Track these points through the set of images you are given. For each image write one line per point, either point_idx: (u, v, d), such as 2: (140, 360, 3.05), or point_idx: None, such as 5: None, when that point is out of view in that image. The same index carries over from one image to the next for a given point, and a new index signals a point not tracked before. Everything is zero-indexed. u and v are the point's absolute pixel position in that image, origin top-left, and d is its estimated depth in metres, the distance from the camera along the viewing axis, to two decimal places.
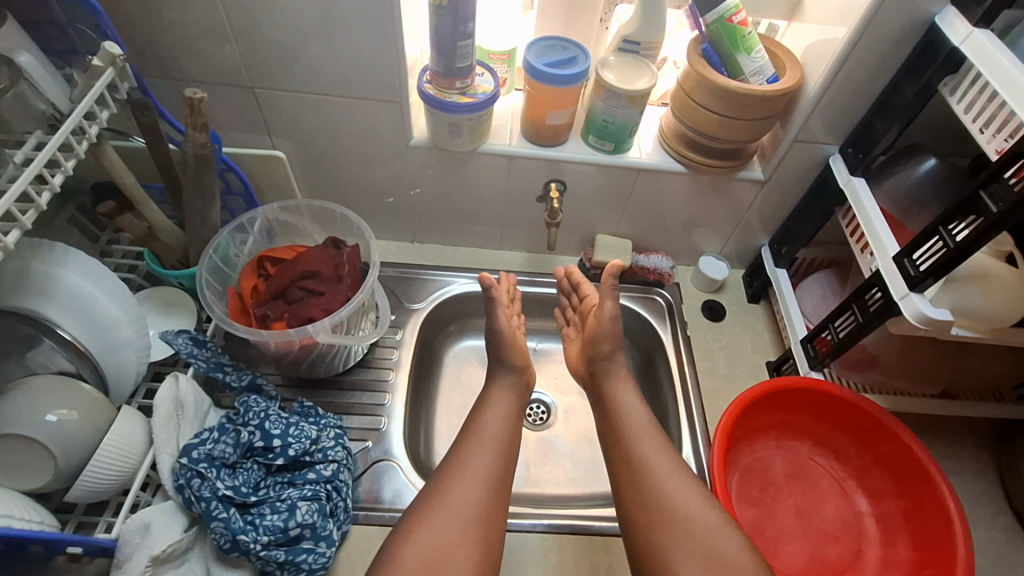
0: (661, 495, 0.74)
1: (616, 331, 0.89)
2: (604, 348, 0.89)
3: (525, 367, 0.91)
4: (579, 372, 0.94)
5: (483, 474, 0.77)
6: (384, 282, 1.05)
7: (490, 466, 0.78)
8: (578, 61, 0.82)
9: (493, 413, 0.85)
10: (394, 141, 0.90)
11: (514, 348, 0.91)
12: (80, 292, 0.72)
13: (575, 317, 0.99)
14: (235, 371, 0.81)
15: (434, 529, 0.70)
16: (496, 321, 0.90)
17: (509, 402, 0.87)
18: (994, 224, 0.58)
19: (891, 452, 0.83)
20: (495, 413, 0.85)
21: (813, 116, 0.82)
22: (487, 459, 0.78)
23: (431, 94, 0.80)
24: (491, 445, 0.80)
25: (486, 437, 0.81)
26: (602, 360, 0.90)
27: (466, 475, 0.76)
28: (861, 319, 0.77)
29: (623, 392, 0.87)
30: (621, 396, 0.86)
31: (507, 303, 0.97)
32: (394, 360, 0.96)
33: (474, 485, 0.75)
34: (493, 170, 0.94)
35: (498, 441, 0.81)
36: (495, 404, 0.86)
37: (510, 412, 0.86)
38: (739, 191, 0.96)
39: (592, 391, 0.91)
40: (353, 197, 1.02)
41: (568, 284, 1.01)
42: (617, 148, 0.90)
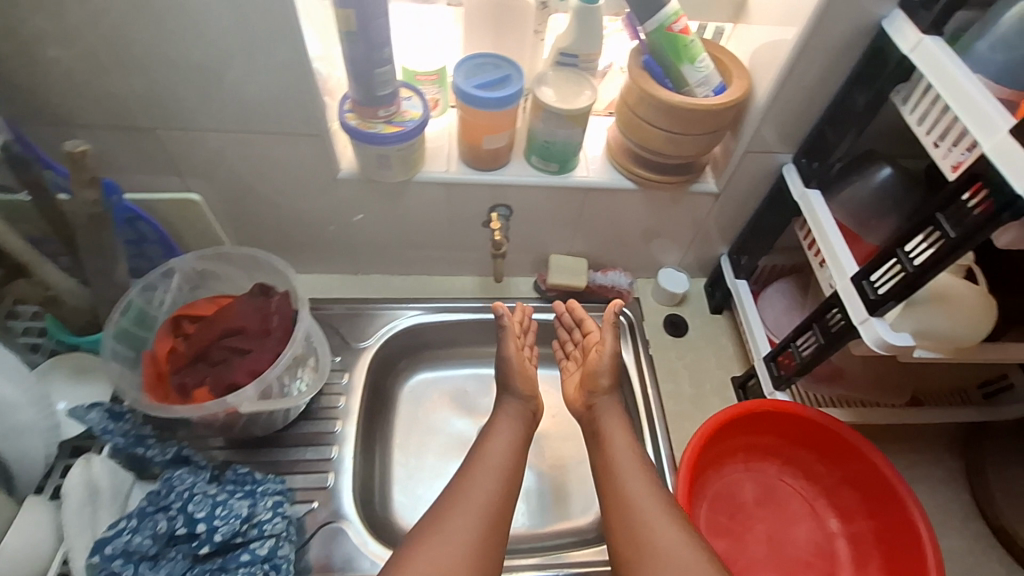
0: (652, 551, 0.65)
1: (615, 368, 0.85)
2: (603, 382, 0.84)
3: (533, 395, 0.86)
4: (574, 403, 0.88)
5: (482, 503, 0.70)
6: (328, 320, 0.98)
7: (490, 498, 0.71)
8: (512, 81, 0.75)
9: (495, 447, 0.78)
10: (320, 175, 0.82)
11: (523, 379, 0.86)
12: None
13: (573, 356, 0.93)
14: (157, 445, 0.74)
15: (432, 556, 0.64)
16: (507, 348, 0.85)
17: (513, 434, 0.81)
18: (951, 250, 0.54)
19: (860, 472, 0.80)
20: (495, 448, 0.78)
21: (763, 125, 0.78)
22: (486, 490, 0.72)
23: (352, 125, 0.74)
24: (491, 475, 0.74)
25: (484, 470, 0.75)
26: (600, 397, 0.84)
27: (467, 503, 0.70)
28: (823, 340, 0.74)
29: (618, 432, 0.79)
30: (615, 440, 0.79)
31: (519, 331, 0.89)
32: (340, 408, 0.90)
33: (473, 513, 0.69)
34: (433, 197, 0.87)
35: (499, 472, 0.75)
36: (497, 438, 0.80)
37: (504, 446, 0.79)
38: (694, 204, 0.92)
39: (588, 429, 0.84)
40: (285, 232, 0.94)
41: (569, 319, 0.95)
42: (563, 167, 0.85)
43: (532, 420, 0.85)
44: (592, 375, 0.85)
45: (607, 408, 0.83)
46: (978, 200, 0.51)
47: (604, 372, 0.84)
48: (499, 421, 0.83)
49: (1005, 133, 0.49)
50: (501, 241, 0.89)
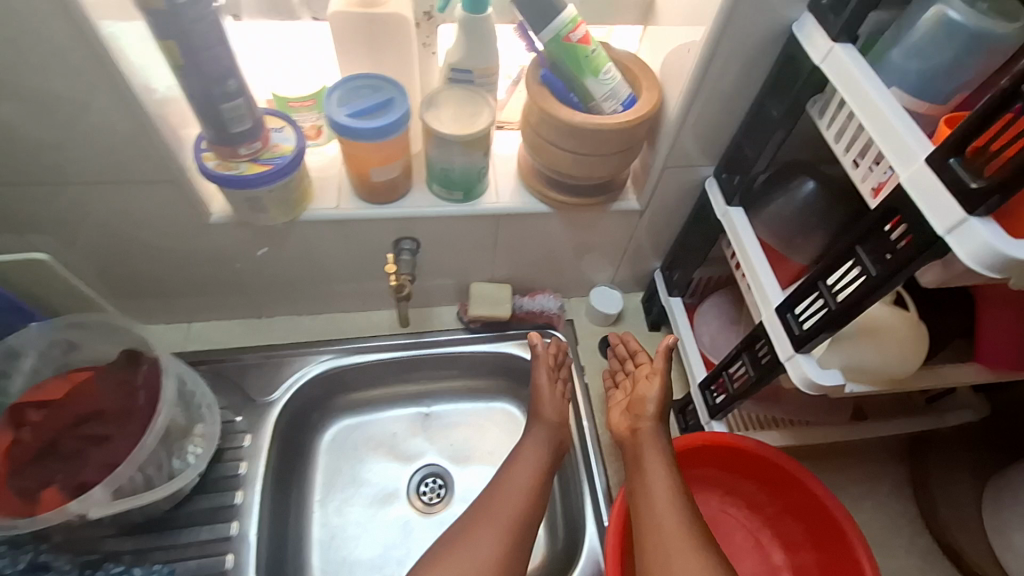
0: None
1: (663, 399, 0.76)
2: (651, 409, 0.75)
3: (563, 423, 0.82)
4: (619, 434, 0.78)
5: (505, 526, 0.71)
6: (228, 373, 0.87)
7: (514, 515, 0.72)
8: (395, 105, 0.66)
9: (522, 467, 0.77)
10: (189, 221, 0.72)
11: (552, 407, 0.81)
12: None
13: (620, 389, 0.84)
14: (7, 555, 0.67)
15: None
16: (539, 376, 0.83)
17: (543, 452, 0.78)
18: (874, 288, 0.48)
19: (804, 505, 0.75)
20: (523, 468, 0.77)
21: (679, 139, 0.71)
22: (512, 506, 0.73)
23: (209, 168, 0.63)
24: (519, 491, 0.75)
25: (507, 496, 0.74)
26: (644, 425, 0.74)
27: (492, 516, 0.72)
28: (753, 372, 0.68)
29: (654, 462, 0.70)
30: (654, 464, 0.70)
31: (550, 361, 0.85)
32: (242, 475, 0.80)
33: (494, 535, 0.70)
34: (327, 235, 0.78)
35: (528, 489, 0.75)
36: (527, 458, 0.78)
37: (528, 464, 0.77)
38: (618, 222, 0.85)
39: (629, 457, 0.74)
40: (166, 281, 0.83)
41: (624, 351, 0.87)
42: (468, 195, 0.76)
43: (559, 447, 0.80)
44: (638, 399, 0.77)
45: (649, 435, 0.73)
46: (900, 233, 0.45)
47: (649, 400, 0.76)
48: (530, 441, 0.80)
49: (922, 161, 0.43)
50: (399, 282, 0.79)
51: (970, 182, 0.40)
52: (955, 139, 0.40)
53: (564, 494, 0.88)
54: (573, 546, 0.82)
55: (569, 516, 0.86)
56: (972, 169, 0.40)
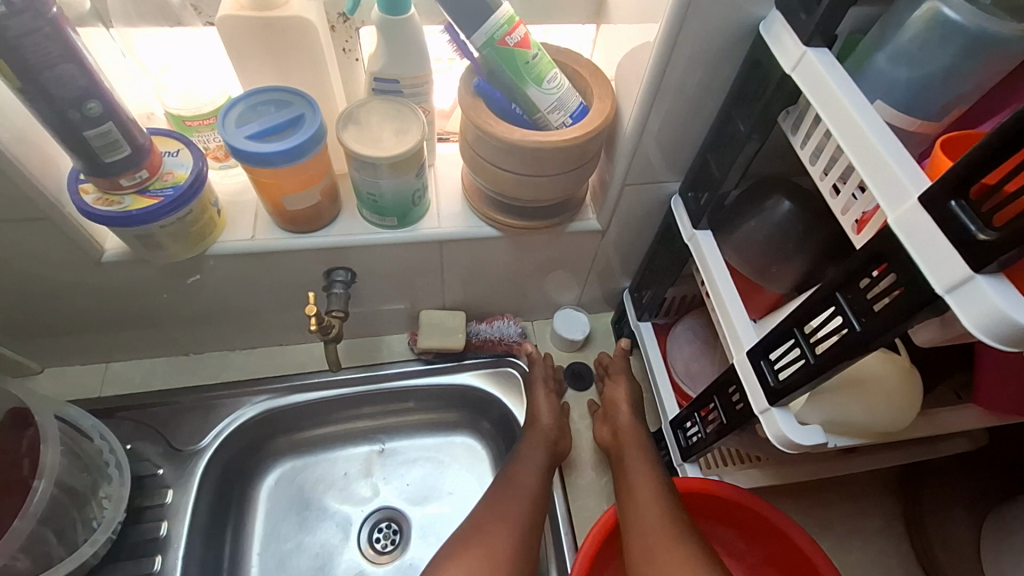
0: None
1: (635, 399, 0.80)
2: (625, 407, 0.79)
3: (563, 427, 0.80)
4: (602, 443, 0.79)
5: (513, 521, 0.67)
6: (150, 419, 0.79)
7: (522, 510, 0.68)
8: (304, 123, 0.57)
9: (522, 469, 0.73)
10: (77, 259, 0.63)
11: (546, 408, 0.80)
12: None
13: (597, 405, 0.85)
14: None
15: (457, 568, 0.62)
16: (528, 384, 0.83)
17: (543, 451, 0.76)
18: (857, 346, 0.40)
19: (789, 557, 0.68)
20: (526, 469, 0.73)
21: (638, 154, 0.63)
22: (521, 502, 0.69)
23: (86, 202, 0.54)
24: (524, 490, 0.71)
25: (512, 494, 0.70)
26: (624, 420, 0.78)
27: (501, 511, 0.68)
28: (726, 419, 0.60)
29: (643, 460, 0.70)
30: (637, 463, 0.70)
31: (546, 379, 0.84)
32: (163, 537, 0.72)
33: (501, 531, 0.66)
34: (247, 269, 0.69)
35: (532, 487, 0.71)
36: (529, 459, 0.75)
37: (530, 465, 0.74)
38: (576, 243, 0.76)
39: (615, 460, 0.75)
40: (69, 323, 0.74)
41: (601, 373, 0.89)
42: (404, 221, 0.67)
43: (557, 449, 0.78)
44: (611, 399, 0.81)
45: (629, 432, 0.76)
46: (888, 285, 0.38)
47: (621, 400, 0.80)
48: (531, 441, 0.77)
49: (915, 200, 0.35)
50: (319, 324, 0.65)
51: (977, 232, 0.32)
52: (956, 177, 0.32)
53: None
54: None
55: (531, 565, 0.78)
56: (977, 215, 0.32)
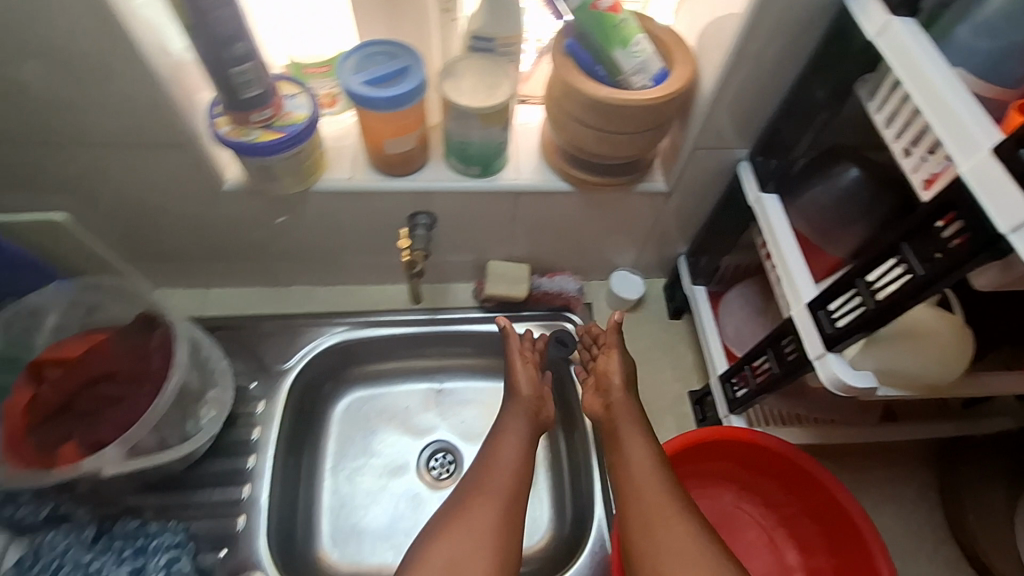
0: (662, 552, 0.60)
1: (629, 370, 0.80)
2: (616, 380, 0.78)
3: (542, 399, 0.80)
4: (593, 414, 0.79)
5: (503, 494, 0.68)
6: (246, 339, 0.88)
7: (512, 479, 0.70)
8: (410, 74, 0.63)
9: (507, 443, 0.74)
10: (204, 188, 0.71)
11: (529, 381, 0.80)
12: None
13: (586, 374, 0.85)
14: (30, 502, 0.67)
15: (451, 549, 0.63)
16: (510, 353, 0.82)
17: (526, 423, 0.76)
18: (919, 290, 0.45)
19: (821, 505, 0.73)
20: (511, 441, 0.74)
21: (712, 117, 0.67)
22: (510, 471, 0.71)
23: (222, 133, 0.62)
24: (512, 461, 0.72)
25: (500, 468, 0.71)
26: (616, 393, 0.78)
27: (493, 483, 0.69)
28: (778, 369, 0.65)
29: (635, 434, 0.71)
30: (631, 437, 0.72)
31: (523, 351, 0.83)
32: (254, 440, 0.81)
33: (491, 507, 0.67)
34: (342, 207, 0.76)
35: (522, 461, 0.73)
36: (513, 431, 0.76)
37: (517, 437, 0.75)
38: (640, 204, 0.81)
39: (606, 432, 0.76)
40: (183, 248, 0.84)
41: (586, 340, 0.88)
42: (486, 171, 0.73)
43: (540, 418, 0.79)
44: (603, 371, 0.80)
45: (620, 405, 0.76)
46: (954, 231, 0.42)
47: (615, 372, 0.79)
48: (514, 412, 0.78)
49: (989, 151, 0.39)
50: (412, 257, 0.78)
51: None
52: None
53: (572, 476, 0.88)
54: (580, 529, 0.82)
55: (577, 498, 0.85)
56: None
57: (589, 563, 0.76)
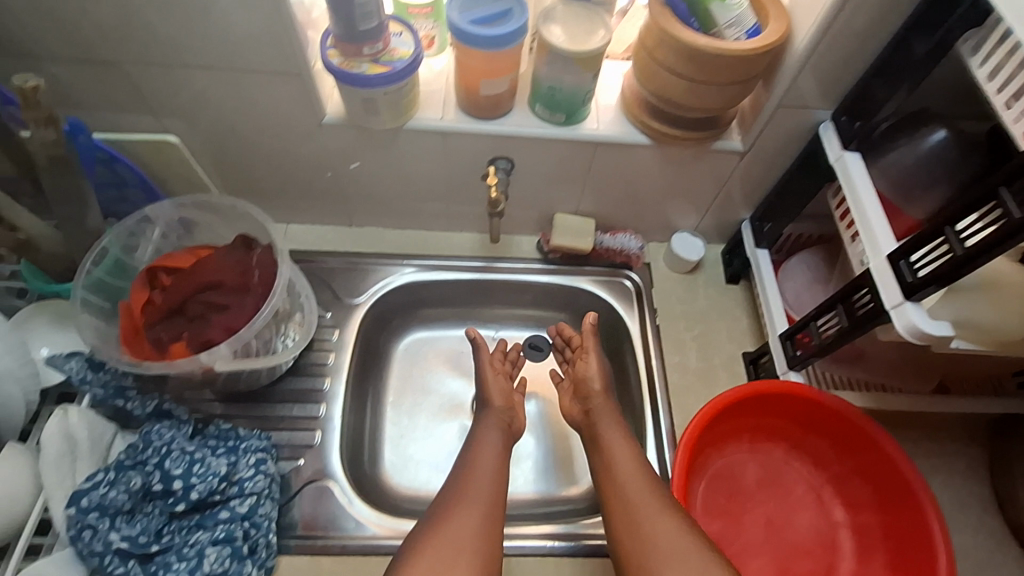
0: (656, 552, 0.62)
1: (605, 374, 0.83)
2: (595, 386, 0.81)
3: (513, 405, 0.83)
4: (572, 418, 0.84)
5: (488, 496, 0.69)
6: (321, 272, 0.93)
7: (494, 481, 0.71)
8: (513, 16, 0.66)
9: (486, 447, 0.76)
10: (303, 119, 0.76)
11: (498, 389, 0.83)
12: None
13: (564, 377, 0.89)
14: (138, 398, 0.72)
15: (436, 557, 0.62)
16: (479, 358, 0.85)
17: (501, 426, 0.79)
18: (1012, 235, 0.47)
19: (873, 464, 0.76)
20: (492, 445, 0.76)
21: (803, 75, 0.68)
22: (491, 474, 0.72)
23: (334, 64, 0.67)
24: (490, 466, 0.73)
25: (479, 472, 0.72)
26: (595, 398, 0.80)
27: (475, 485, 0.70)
28: (846, 322, 0.68)
29: (614, 434, 0.75)
30: (613, 442, 0.75)
31: (496, 362, 0.87)
32: (330, 364, 0.86)
33: (474, 510, 0.67)
34: (427, 148, 0.80)
35: (497, 464, 0.73)
36: (491, 437, 0.77)
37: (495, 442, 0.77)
38: (713, 163, 0.83)
39: (587, 437, 0.79)
40: (271, 181, 0.88)
41: (562, 341, 0.92)
42: (570, 119, 0.77)
43: (512, 427, 0.81)
44: (580, 375, 0.83)
45: (601, 408, 0.79)
46: None
47: (594, 378, 0.82)
48: (492, 416, 0.80)
49: None
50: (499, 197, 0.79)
51: None
52: None
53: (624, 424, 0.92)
54: None
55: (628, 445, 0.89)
56: None
57: None
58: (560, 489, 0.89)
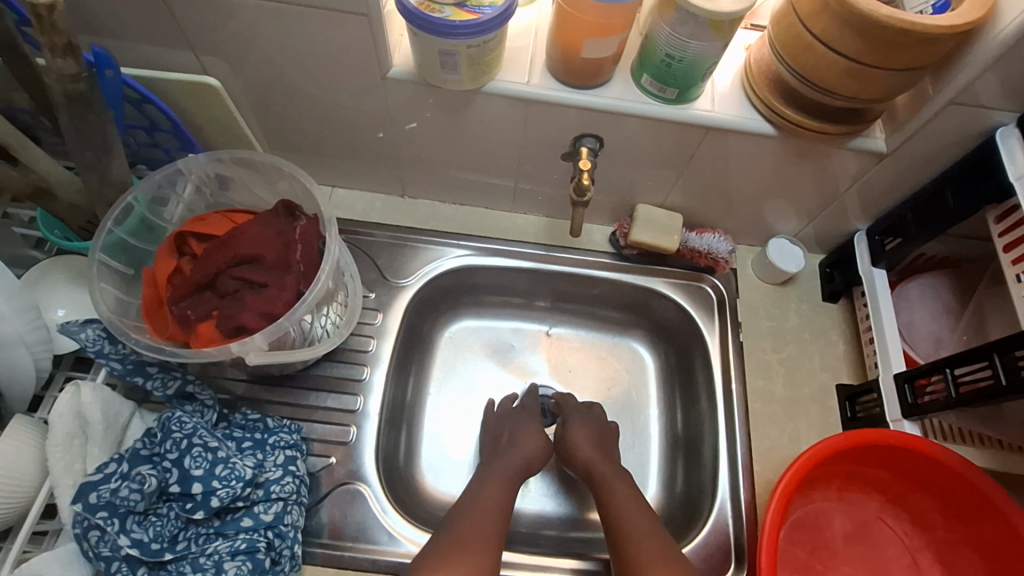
0: None
1: (595, 440, 0.75)
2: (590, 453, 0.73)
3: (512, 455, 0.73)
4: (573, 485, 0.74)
5: (491, 539, 0.62)
6: (366, 247, 0.83)
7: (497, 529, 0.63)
8: None
9: (467, 546, 0.60)
10: (364, 68, 0.64)
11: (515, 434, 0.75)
12: None
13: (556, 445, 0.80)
14: (159, 377, 0.64)
15: None
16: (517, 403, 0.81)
17: (505, 473, 0.70)
18: None
19: (995, 539, 0.65)
20: (472, 551, 0.60)
21: (997, 67, 0.53)
22: (496, 519, 0.64)
23: (411, 5, 0.55)
24: (494, 513, 0.65)
25: (485, 510, 0.65)
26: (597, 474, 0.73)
27: (476, 531, 0.62)
28: (1002, 381, 0.55)
29: (623, 500, 0.68)
30: (623, 510, 0.67)
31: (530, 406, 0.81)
32: (370, 353, 0.77)
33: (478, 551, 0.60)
34: (505, 116, 0.68)
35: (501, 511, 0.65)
36: (471, 535, 0.62)
37: (476, 541, 0.61)
38: (842, 165, 0.69)
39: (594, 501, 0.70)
40: (320, 138, 0.77)
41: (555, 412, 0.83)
42: (681, 97, 0.63)
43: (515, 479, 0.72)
44: (567, 444, 0.76)
45: (603, 468, 0.72)
46: None
47: (579, 445, 0.74)
48: (484, 494, 0.67)
49: None
50: (589, 184, 0.67)
51: None
52: None
53: (689, 449, 0.82)
54: (693, 502, 0.77)
55: (692, 472, 0.80)
56: None
57: (708, 543, 0.72)
58: (577, 512, 0.81)
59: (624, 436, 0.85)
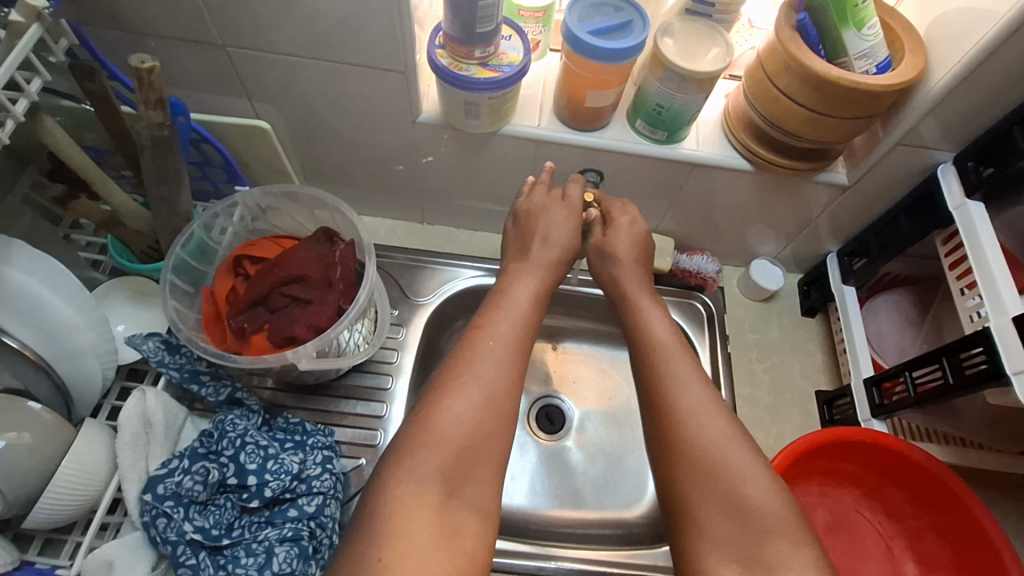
0: (705, 461, 0.56)
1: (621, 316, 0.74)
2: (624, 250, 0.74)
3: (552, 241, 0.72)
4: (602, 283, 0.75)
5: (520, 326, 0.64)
6: (389, 269, 0.91)
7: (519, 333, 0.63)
8: (632, 29, 0.65)
9: (493, 322, 0.63)
10: (396, 112, 0.74)
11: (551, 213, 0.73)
12: (57, 319, 0.65)
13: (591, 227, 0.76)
14: (211, 384, 0.72)
15: (462, 396, 0.56)
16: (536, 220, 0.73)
17: (542, 274, 0.70)
18: None
19: (959, 528, 0.72)
20: (492, 362, 0.60)
21: (931, 114, 0.64)
22: (517, 320, 0.64)
23: (442, 64, 0.65)
24: (519, 316, 0.65)
25: (512, 301, 0.66)
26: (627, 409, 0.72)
27: (500, 318, 0.64)
28: (950, 380, 0.64)
29: (650, 310, 0.69)
30: (650, 311, 0.69)
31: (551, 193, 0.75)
32: (394, 364, 0.85)
33: (499, 335, 0.62)
34: (517, 154, 0.78)
35: (524, 308, 0.66)
36: (501, 317, 0.64)
37: (508, 336, 0.62)
38: (811, 194, 0.79)
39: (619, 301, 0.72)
40: (351, 171, 0.87)
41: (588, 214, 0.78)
42: (670, 138, 0.73)
43: None
44: (608, 249, 0.74)
45: (635, 240, 0.75)
46: None
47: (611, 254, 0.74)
48: (517, 283, 0.69)
49: None
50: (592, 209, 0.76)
51: None
52: None
53: None
54: None
55: None
56: None
57: None
58: (584, 510, 0.88)
59: (625, 441, 0.93)
